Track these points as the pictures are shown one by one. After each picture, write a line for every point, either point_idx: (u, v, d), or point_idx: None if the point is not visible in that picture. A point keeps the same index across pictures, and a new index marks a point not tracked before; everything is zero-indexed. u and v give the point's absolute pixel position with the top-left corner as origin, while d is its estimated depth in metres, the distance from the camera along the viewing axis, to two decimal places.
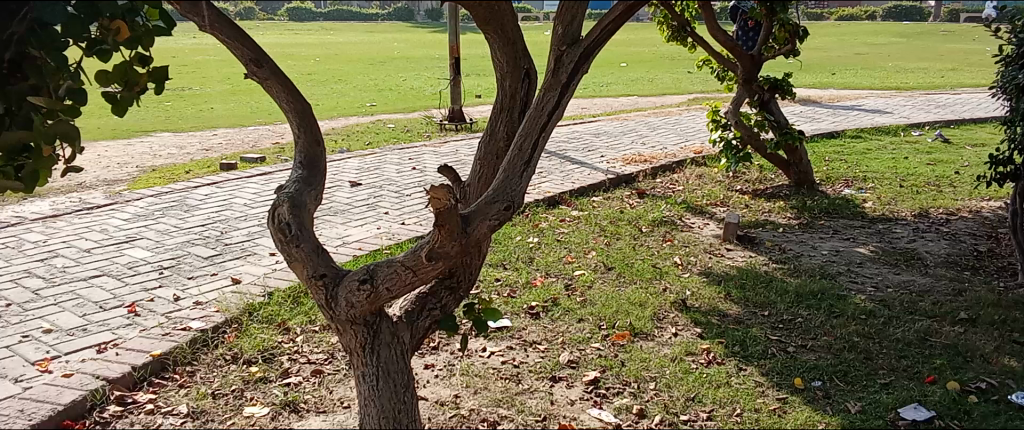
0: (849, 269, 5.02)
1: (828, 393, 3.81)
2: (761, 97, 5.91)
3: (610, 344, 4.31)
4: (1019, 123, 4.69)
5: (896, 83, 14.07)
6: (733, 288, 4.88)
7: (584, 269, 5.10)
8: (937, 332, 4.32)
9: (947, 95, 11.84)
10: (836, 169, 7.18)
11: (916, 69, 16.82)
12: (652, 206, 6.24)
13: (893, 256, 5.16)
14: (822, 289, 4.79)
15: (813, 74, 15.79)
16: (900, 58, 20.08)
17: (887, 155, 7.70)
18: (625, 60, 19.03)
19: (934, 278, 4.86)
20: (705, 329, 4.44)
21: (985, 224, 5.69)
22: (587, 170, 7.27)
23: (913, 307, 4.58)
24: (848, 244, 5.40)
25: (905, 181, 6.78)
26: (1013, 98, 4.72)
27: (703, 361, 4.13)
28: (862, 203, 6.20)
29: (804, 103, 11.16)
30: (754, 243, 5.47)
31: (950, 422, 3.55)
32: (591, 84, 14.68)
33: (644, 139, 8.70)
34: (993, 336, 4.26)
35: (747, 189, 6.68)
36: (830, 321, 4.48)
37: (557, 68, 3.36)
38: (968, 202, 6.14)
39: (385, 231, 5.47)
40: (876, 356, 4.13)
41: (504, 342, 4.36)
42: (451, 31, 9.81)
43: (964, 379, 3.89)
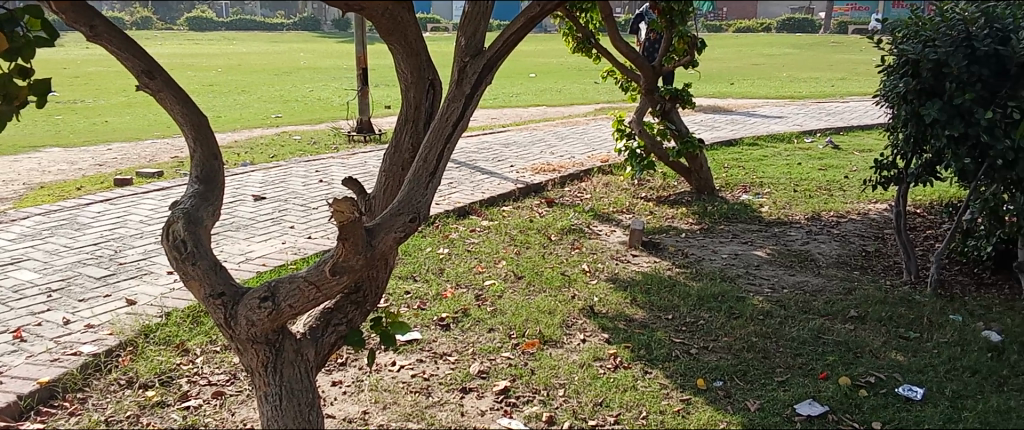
0: (748, 272, 5.18)
1: (729, 392, 3.69)
2: (663, 107, 6.70)
3: (521, 352, 4.13)
4: (900, 129, 4.95)
5: (791, 92, 14.75)
6: (638, 293, 4.86)
7: (495, 279, 5.11)
8: (830, 330, 4.29)
9: (839, 104, 12.48)
10: (735, 175, 7.60)
11: (810, 78, 17.64)
12: (561, 215, 6.45)
13: (788, 258, 5.39)
14: (722, 292, 4.80)
15: (713, 83, 16.38)
16: (797, 67, 20.99)
17: (782, 162, 8.10)
18: (534, 70, 19.31)
19: (827, 278, 5.04)
20: (613, 335, 4.31)
21: (872, 225, 6.07)
22: (497, 180, 7.44)
23: (806, 307, 4.59)
24: (747, 247, 5.65)
25: (799, 186, 7.19)
26: (894, 106, 4.93)
27: (610, 366, 3.97)
28: (759, 208, 6.57)
29: (708, 112, 11.51)
30: (658, 248, 5.67)
31: (843, 416, 3.47)
32: (502, 94, 14.88)
33: (552, 149, 8.88)
34: (881, 332, 4.26)
35: (651, 196, 7.04)
36: (730, 322, 4.42)
37: (461, 78, 3.23)
38: (857, 204, 6.59)
39: (292, 246, 5.50)
40: (774, 355, 4.05)
41: (414, 355, 4.14)
42: (359, 43, 9.83)
43: (855, 374, 3.81)
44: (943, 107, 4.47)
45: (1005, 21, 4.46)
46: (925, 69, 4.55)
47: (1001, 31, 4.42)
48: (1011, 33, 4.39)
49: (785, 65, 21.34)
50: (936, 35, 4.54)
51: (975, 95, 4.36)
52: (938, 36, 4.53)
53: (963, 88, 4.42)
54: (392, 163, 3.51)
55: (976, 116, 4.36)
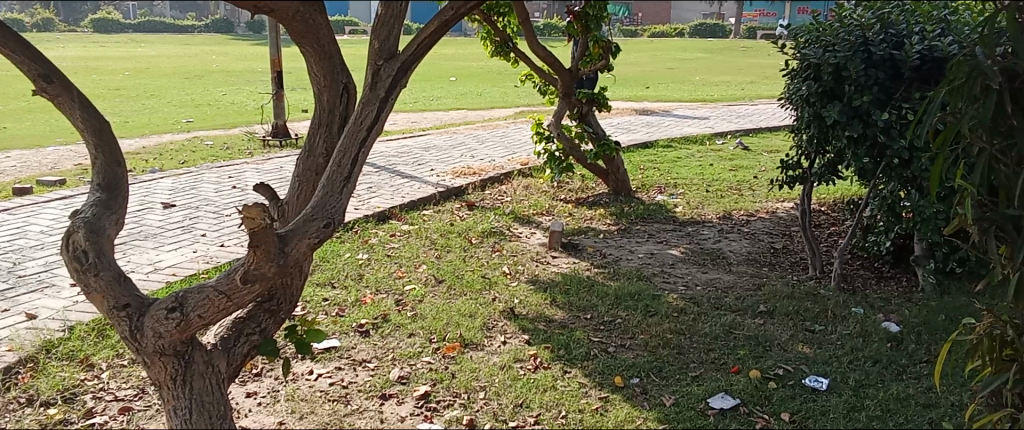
0: (662, 270, 5.30)
1: (645, 389, 3.77)
2: (580, 110, 6.78)
3: (441, 357, 4.11)
4: (803, 130, 5.17)
5: (703, 95, 15.19)
6: (558, 294, 4.91)
7: (416, 284, 5.07)
8: (740, 325, 4.44)
9: (747, 107, 12.91)
10: (650, 176, 7.77)
11: (719, 82, 18.20)
12: (481, 217, 6.46)
13: (700, 256, 5.55)
14: (639, 291, 4.90)
15: (628, 86, 16.71)
16: (708, 71, 21.63)
17: (694, 163, 8.33)
18: (453, 73, 19.31)
19: (737, 274, 5.21)
20: (533, 336, 4.34)
21: (779, 223, 6.30)
22: (416, 183, 7.39)
23: (719, 303, 4.73)
24: (661, 247, 5.79)
25: (710, 186, 7.40)
26: (799, 108, 5.14)
27: (530, 367, 4.00)
28: (673, 208, 6.74)
29: (623, 115, 11.73)
30: (578, 249, 5.74)
31: (754, 408, 3.58)
32: (420, 97, 14.80)
33: (471, 152, 8.88)
34: (788, 325, 4.43)
35: (570, 198, 7.12)
36: (646, 320, 4.52)
37: (375, 82, 3.18)
38: (765, 203, 6.83)
39: (203, 255, 5.32)
40: (687, 350, 4.16)
41: (333, 363, 4.07)
42: (272, 45, 9.61)
43: (764, 367, 3.95)
44: (843, 109, 4.68)
45: (899, 27, 4.69)
46: (826, 73, 4.75)
47: (896, 36, 4.64)
48: (905, 38, 4.61)
49: (695, 70, 21.95)
50: (836, 40, 4.74)
51: (872, 97, 4.57)
52: (838, 41, 4.72)
53: (861, 90, 4.63)
54: (306, 167, 3.44)
55: (873, 117, 4.58)
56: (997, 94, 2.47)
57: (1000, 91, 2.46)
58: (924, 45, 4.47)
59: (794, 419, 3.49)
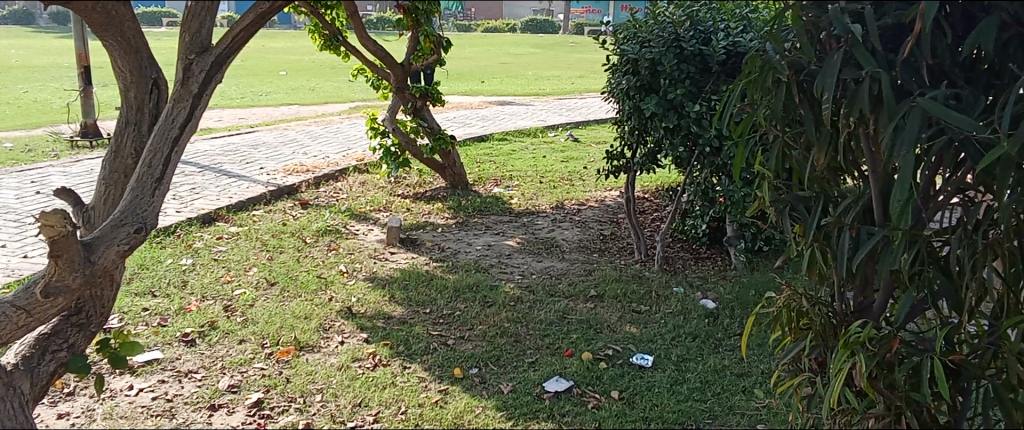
0: (500, 261, 5.40)
1: (484, 378, 3.82)
2: (414, 105, 6.75)
3: (274, 362, 3.97)
4: (625, 122, 5.43)
5: (536, 89, 15.58)
6: (396, 290, 4.87)
7: (246, 288, 4.86)
8: (573, 309, 4.60)
9: (577, 100, 13.39)
10: (487, 169, 7.87)
11: (552, 77, 18.74)
12: (315, 216, 6.29)
13: (536, 245, 5.69)
14: (476, 282, 4.96)
15: (465, 81, 16.81)
16: (541, 65, 22.22)
17: (528, 155, 8.53)
18: (285, 68, 18.66)
19: (570, 262, 5.39)
20: (371, 334, 4.28)
21: (608, 211, 6.58)
22: (245, 183, 7.08)
23: (553, 290, 4.88)
24: (498, 238, 5.89)
25: (544, 177, 7.61)
26: (620, 101, 5.39)
27: (369, 365, 3.95)
28: (510, 200, 6.87)
29: (459, 109, 11.81)
30: (416, 244, 5.72)
31: (586, 389, 3.72)
32: (248, 93, 14.18)
33: (304, 149, 8.63)
34: (617, 307, 4.63)
35: (407, 193, 7.08)
36: (484, 310, 4.58)
37: (186, 77, 2.98)
38: (595, 192, 7.10)
39: (2, 268, 4.84)
40: (524, 338, 4.25)
41: (155, 376, 3.82)
42: (79, 38, 8.89)
43: (595, 349, 4.12)
44: (659, 102, 4.96)
45: (706, 24, 4.99)
46: (643, 67, 4.99)
47: (704, 32, 4.94)
48: (712, 35, 4.91)
49: (529, 64, 22.49)
50: (650, 37, 4.99)
51: (684, 90, 4.86)
52: (653, 37, 4.96)
53: (676, 83, 4.91)
54: (113, 168, 3.22)
55: (687, 109, 4.88)
56: (786, 85, 2.67)
57: (788, 83, 2.67)
58: (728, 41, 4.79)
59: (623, 396, 3.66)
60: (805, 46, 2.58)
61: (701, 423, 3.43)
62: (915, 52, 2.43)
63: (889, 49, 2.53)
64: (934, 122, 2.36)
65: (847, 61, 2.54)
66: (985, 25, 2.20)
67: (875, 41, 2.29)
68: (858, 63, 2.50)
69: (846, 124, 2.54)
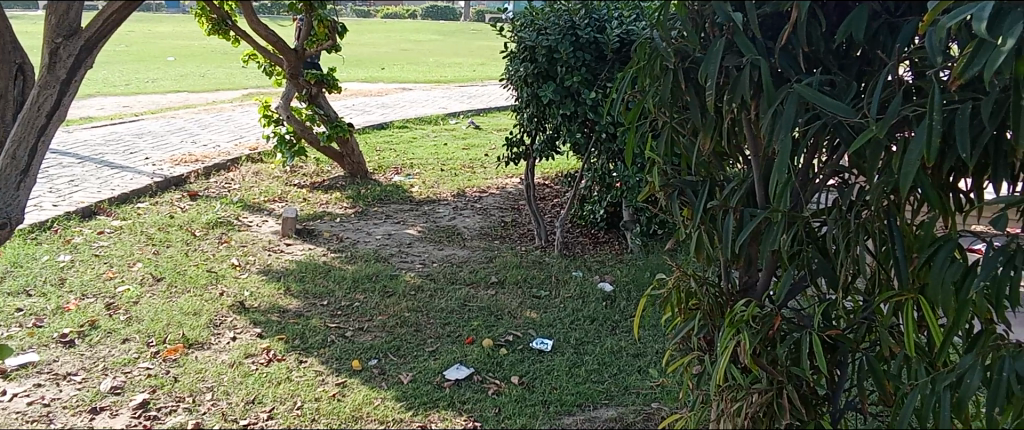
0: (400, 250, 5.33)
1: (383, 369, 3.76)
2: (309, 92, 6.59)
3: (161, 360, 3.80)
4: (524, 109, 5.44)
5: (437, 76, 15.48)
6: (292, 282, 4.74)
7: (130, 284, 4.63)
8: (474, 297, 4.59)
9: (478, 88, 13.40)
10: (387, 158, 7.76)
11: (453, 64, 18.66)
12: (205, 208, 6.05)
13: (436, 233, 5.66)
14: (376, 272, 4.89)
15: (364, 67, 16.52)
16: (443, 52, 22.09)
17: (429, 143, 8.47)
18: (173, 53, 17.85)
19: (471, 249, 5.38)
20: (265, 329, 4.15)
21: (509, 197, 6.59)
22: (130, 174, 6.75)
23: (454, 278, 4.86)
24: (399, 227, 5.82)
25: (445, 165, 7.58)
26: (519, 88, 5.40)
27: (263, 361, 3.83)
28: (410, 188, 6.80)
29: (359, 96, 11.60)
30: (313, 235, 5.59)
31: (487, 375, 3.72)
32: (133, 80, 13.49)
33: (193, 138, 8.28)
34: (518, 293, 4.66)
35: (304, 182, 6.91)
36: (384, 300, 4.52)
37: (52, 61, 2.80)
38: (496, 179, 7.11)
39: None
40: (424, 327, 4.21)
41: (30, 380, 3.59)
42: None
43: (495, 335, 4.12)
44: (556, 89, 5.00)
45: (601, 11, 5.04)
46: (540, 55, 5.01)
47: (599, 21, 4.99)
48: (606, 23, 4.98)
49: (431, 51, 22.32)
50: (546, 24, 5.01)
51: (581, 78, 4.92)
52: (549, 25, 4.99)
53: (572, 71, 4.96)
54: None
55: (583, 96, 4.94)
56: (673, 72, 2.72)
57: (675, 70, 2.72)
58: (622, 29, 4.87)
59: (523, 381, 3.68)
60: (689, 34, 2.63)
61: (598, 404, 3.49)
62: (792, 39, 2.50)
63: (768, 37, 2.60)
64: (809, 107, 2.45)
65: (730, 48, 2.61)
66: (856, 13, 2.28)
67: (755, 29, 2.35)
68: (739, 50, 2.56)
69: (729, 110, 2.61)
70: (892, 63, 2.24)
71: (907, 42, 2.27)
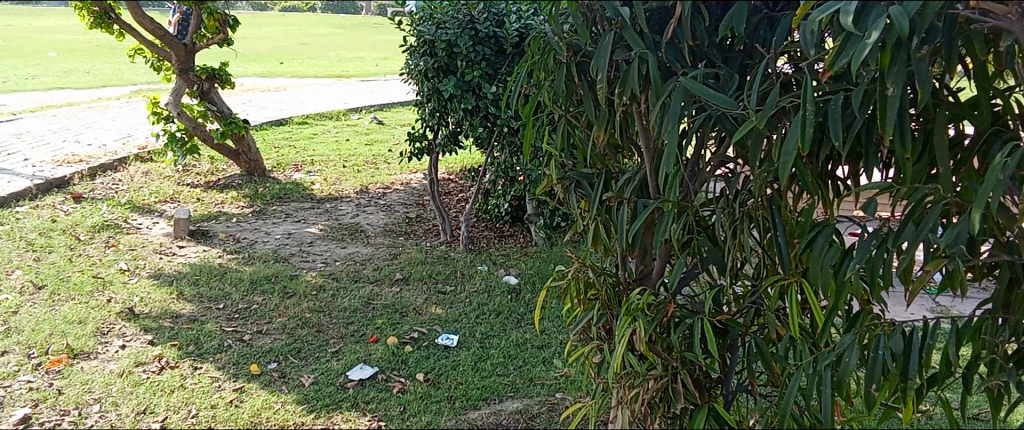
0: (301, 249, 5.20)
1: (283, 372, 3.66)
2: (201, 88, 6.41)
3: (43, 373, 3.59)
4: (425, 103, 5.40)
5: (339, 71, 15.22)
6: (185, 286, 4.56)
7: (8, 294, 4.35)
8: (378, 295, 4.53)
9: (380, 82, 13.25)
10: (287, 155, 7.57)
11: (355, 58, 18.39)
12: (91, 210, 5.75)
13: (338, 231, 5.55)
14: (275, 273, 4.77)
15: (263, 62, 16.06)
16: (345, 47, 21.71)
17: (330, 139, 8.31)
18: (54, 48, 16.86)
19: (375, 246, 5.30)
20: (156, 335, 3.98)
21: (413, 193, 6.54)
22: (7, 176, 6.34)
23: (357, 276, 4.78)
24: (299, 226, 5.68)
25: (348, 161, 7.45)
26: (419, 82, 5.35)
27: (155, 369, 3.67)
28: (311, 185, 6.66)
29: (257, 92, 11.27)
30: (208, 236, 5.40)
31: (391, 373, 3.68)
32: (10, 76, 12.68)
33: (78, 138, 7.85)
34: (423, 289, 4.62)
35: (198, 182, 6.66)
36: (284, 301, 4.40)
37: None
38: (400, 175, 7.03)
39: None
40: (327, 327, 4.13)
41: None
42: None
43: (400, 333, 4.08)
44: (457, 83, 4.99)
45: (499, 6, 5.05)
46: (440, 49, 4.99)
47: (497, 15, 5.01)
48: (505, 17, 5.00)
49: (332, 45, 21.90)
50: (445, 18, 4.97)
51: (481, 72, 4.92)
52: (448, 18, 4.95)
53: (472, 65, 4.96)
54: None
55: (484, 90, 4.96)
56: (565, 66, 2.76)
57: (568, 64, 2.76)
58: (520, 24, 4.90)
59: (428, 378, 3.65)
60: (580, 29, 2.65)
61: (503, 397, 3.50)
62: (678, 34, 2.56)
63: (655, 31, 2.64)
64: (695, 101, 2.52)
65: (619, 42, 2.63)
66: (736, 9, 2.33)
67: (643, 24, 2.38)
68: (628, 44, 2.59)
69: (620, 103, 2.64)
70: (771, 57, 2.32)
71: (784, 37, 2.35)
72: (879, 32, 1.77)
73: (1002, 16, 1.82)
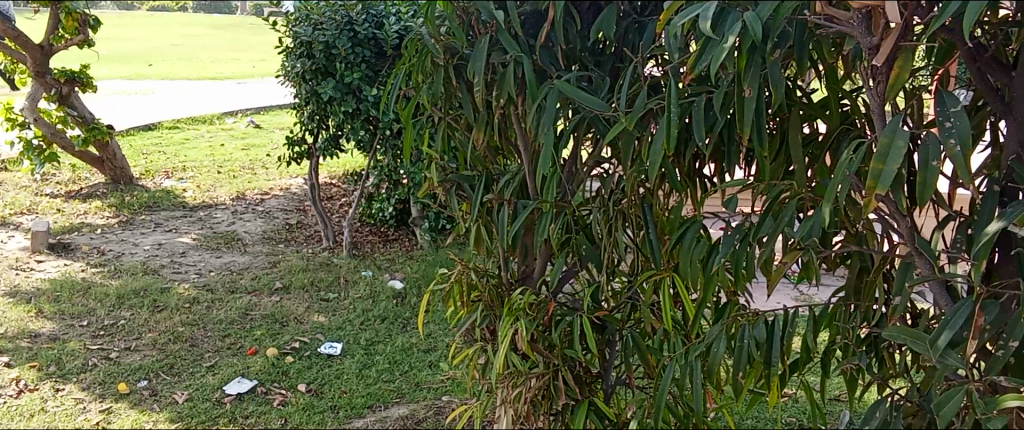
0: (173, 261, 4.97)
1: (155, 390, 3.48)
2: (60, 91, 6.00)
3: None
4: (303, 106, 5.26)
5: (212, 73, 14.62)
6: (45, 304, 4.27)
7: None
8: (257, 305, 4.37)
9: (258, 85, 12.83)
10: (156, 161, 7.20)
11: (229, 60, 17.72)
12: None
13: (213, 240, 5.34)
14: (145, 286, 4.53)
15: (128, 64, 15.22)
16: (218, 48, 20.89)
17: (204, 144, 7.97)
18: None
19: (253, 255, 5.12)
20: (12, 357, 3.70)
21: (293, 199, 6.36)
22: None
23: (233, 287, 4.60)
24: (171, 236, 5.42)
25: (223, 167, 7.17)
26: (297, 85, 5.21)
27: (11, 393, 3.41)
28: (183, 193, 6.37)
29: (123, 95, 10.68)
30: (69, 249, 5.07)
31: (270, 386, 3.56)
32: None
33: None
34: (304, 298, 4.50)
35: (59, 192, 6.25)
36: (154, 316, 4.19)
37: None
38: (278, 180, 6.83)
39: None
40: (201, 341, 3.96)
41: None
42: None
43: (280, 343, 3.95)
44: (336, 85, 4.91)
45: (378, 7, 5.00)
46: (317, 50, 4.87)
47: (376, 16, 4.96)
48: (385, 18, 4.96)
49: (206, 46, 21.02)
50: (323, 19, 4.87)
51: (361, 74, 4.88)
52: (325, 19, 4.85)
53: (351, 67, 4.89)
54: None
55: (365, 93, 4.92)
56: (443, 69, 2.74)
57: (445, 67, 2.75)
58: (400, 26, 4.86)
59: (311, 388, 3.56)
60: (457, 31, 2.65)
61: (389, 403, 3.45)
62: (552, 37, 2.61)
63: (531, 33, 2.66)
64: (569, 102, 2.57)
65: (495, 45, 2.65)
66: (605, 14, 2.39)
67: (517, 26, 2.40)
68: (504, 47, 2.61)
69: (497, 105, 2.66)
70: (639, 61, 2.40)
71: (651, 42, 2.45)
72: (735, 36, 1.85)
73: (845, 21, 1.93)
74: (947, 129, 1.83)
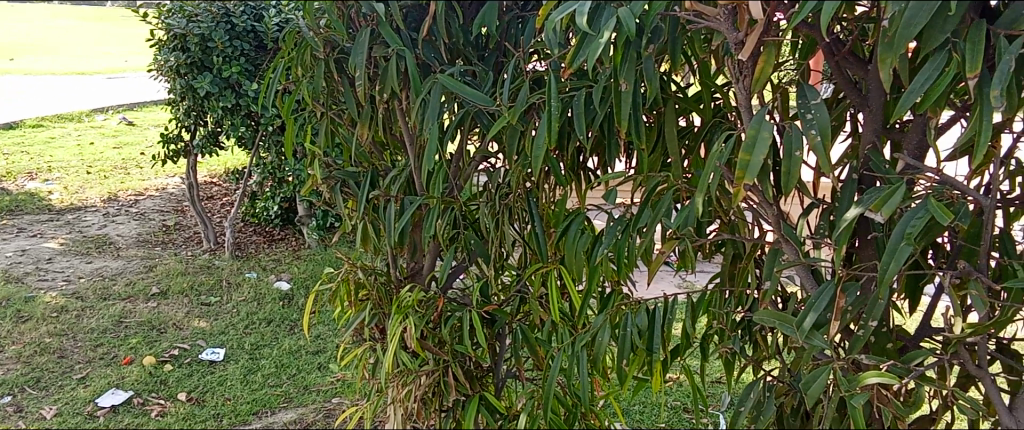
0: (37, 268, 4.65)
1: (20, 406, 3.25)
2: None
3: None
4: (178, 102, 5.04)
5: (79, 67, 13.80)
6: None
7: None
8: (132, 312, 4.16)
9: (130, 80, 12.22)
10: (17, 162, 6.73)
11: (98, 54, 16.78)
12: None
13: (83, 245, 5.04)
14: (6, 296, 4.23)
15: None
16: (87, 41, 19.74)
17: (70, 143, 7.51)
18: None
19: (127, 259, 4.86)
20: None
21: (170, 199, 6.09)
22: None
23: (106, 293, 4.35)
24: (35, 241, 5.08)
25: (92, 167, 6.78)
26: (171, 80, 4.98)
27: None
28: (48, 195, 5.98)
29: None
30: None
31: (148, 396, 3.39)
32: None
33: None
34: (184, 302, 4.31)
35: None
36: (17, 327, 3.91)
37: None
38: (154, 180, 6.52)
39: None
40: (71, 352, 3.72)
41: None
42: None
43: (158, 351, 3.76)
44: (214, 80, 4.73)
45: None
46: (192, 43, 4.67)
47: (255, 8, 4.81)
48: (264, 11, 4.81)
49: (74, 40, 19.79)
50: (197, 10, 4.67)
51: (239, 68, 4.72)
52: (200, 11, 4.65)
53: (228, 61, 4.72)
54: None
55: (244, 87, 4.76)
56: (324, 64, 2.67)
57: (326, 61, 2.67)
58: (280, 19, 4.73)
59: (191, 397, 3.41)
60: (336, 24, 2.58)
61: (276, 408, 3.35)
62: (433, 31, 2.58)
63: (412, 27, 2.63)
64: (453, 97, 2.55)
65: (376, 39, 2.60)
66: (486, 8, 2.39)
67: (398, 20, 2.36)
68: (385, 41, 2.57)
69: (380, 100, 2.62)
70: (520, 55, 2.41)
71: (531, 36, 2.46)
72: (611, 31, 1.88)
73: (713, 17, 1.99)
74: (808, 121, 1.91)
